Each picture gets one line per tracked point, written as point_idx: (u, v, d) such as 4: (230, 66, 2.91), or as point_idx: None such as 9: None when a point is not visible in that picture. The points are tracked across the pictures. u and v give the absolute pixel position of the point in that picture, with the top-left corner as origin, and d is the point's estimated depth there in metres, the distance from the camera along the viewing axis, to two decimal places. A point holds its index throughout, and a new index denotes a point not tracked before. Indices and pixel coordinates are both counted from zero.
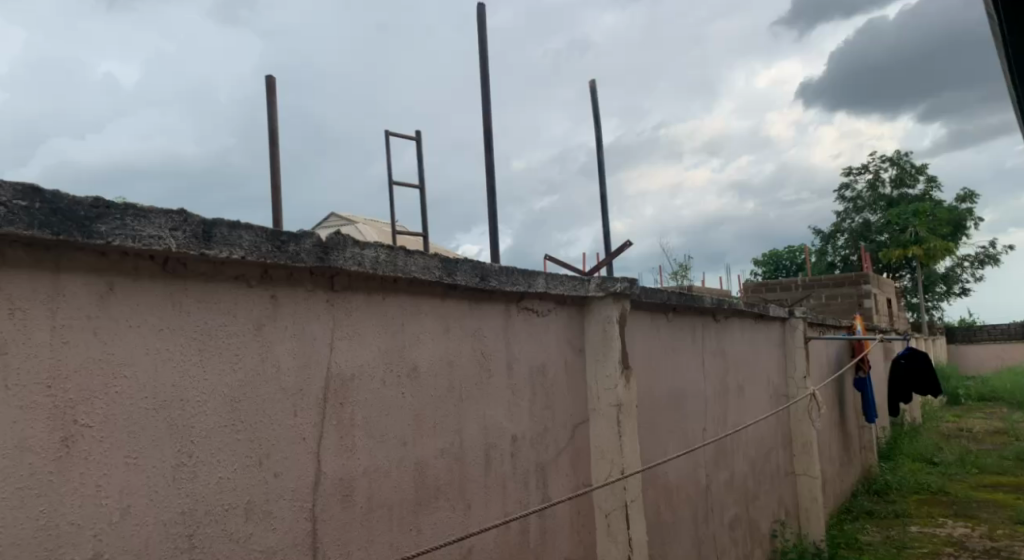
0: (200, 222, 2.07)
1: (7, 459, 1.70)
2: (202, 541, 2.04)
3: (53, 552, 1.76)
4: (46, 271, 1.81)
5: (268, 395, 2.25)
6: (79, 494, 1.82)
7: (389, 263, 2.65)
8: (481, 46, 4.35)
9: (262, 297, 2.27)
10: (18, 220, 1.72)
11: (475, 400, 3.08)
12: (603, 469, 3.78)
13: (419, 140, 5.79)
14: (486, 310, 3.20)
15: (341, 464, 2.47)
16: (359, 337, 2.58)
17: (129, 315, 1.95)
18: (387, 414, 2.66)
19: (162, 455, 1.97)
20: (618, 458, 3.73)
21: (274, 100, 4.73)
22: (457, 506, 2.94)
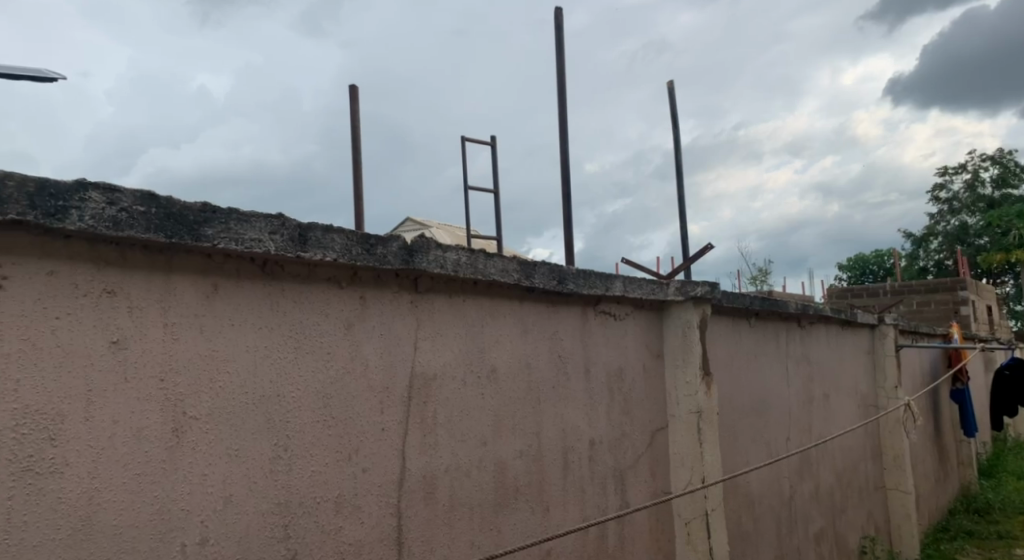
0: (296, 226, 2.17)
1: (125, 447, 1.83)
2: (297, 531, 2.15)
3: (166, 535, 1.88)
4: (159, 271, 1.94)
5: (356, 392, 2.35)
6: (188, 482, 1.93)
7: (471, 266, 2.72)
8: (559, 50, 4.41)
9: (351, 298, 2.37)
10: (137, 225, 1.84)
11: (554, 402, 3.13)
12: (682, 474, 3.78)
13: (496, 143, 5.89)
14: (564, 313, 3.25)
15: (425, 462, 2.56)
16: (441, 338, 2.67)
17: (233, 314, 2.07)
18: (468, 415, 2.74)
19: (260, 447, 2.09)
20: (698, 464, 3.73)
21: (355, 107, 4.92)
22: (536, 509, 2.99)
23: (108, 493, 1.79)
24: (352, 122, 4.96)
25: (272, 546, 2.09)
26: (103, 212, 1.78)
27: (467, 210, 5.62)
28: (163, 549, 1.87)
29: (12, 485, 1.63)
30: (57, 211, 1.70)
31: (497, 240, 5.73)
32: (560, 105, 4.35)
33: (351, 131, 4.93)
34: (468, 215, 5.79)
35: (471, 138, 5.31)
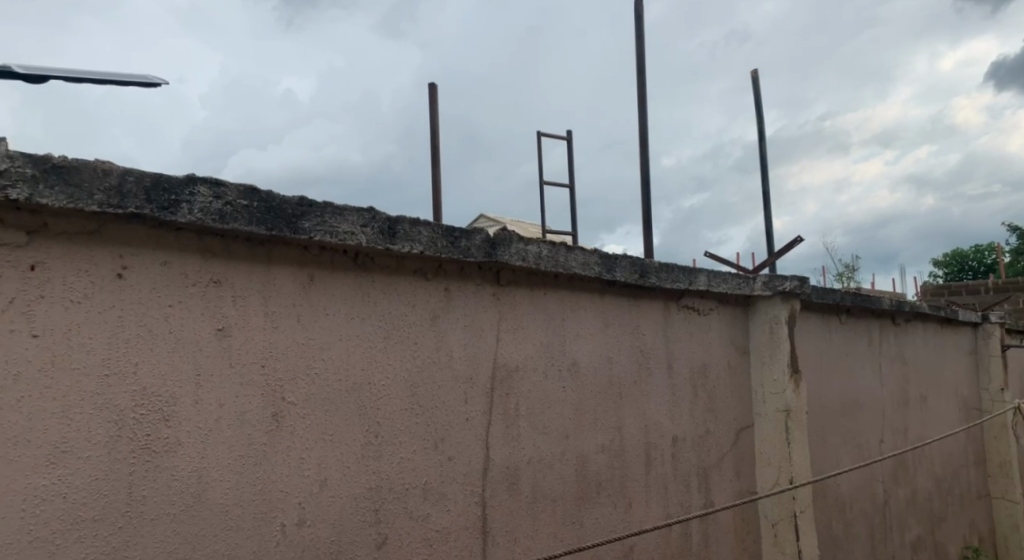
0: (386, 219, 2.23)
1: (229, 430, 1.90)
2: (386, 516, 2.22)
3: (267, 515, 1.96)
4: (260, 262, 2.01)
5: (442, 382, 2.41)
6: (286, 464, 2.01)
7: (552, 258, 2.74)
8: (640, 43, 4.38)
9: (436, 290, 2.43)
10: (241, 218, 1.91)
11: (636, 397, 3.13)
12: (768, 473, 3.72)
13: (571, 138, 5.90)
14: (646, 307, 3.24)
15: (508, 453, 2.60)
16: (523, 331, 2.70)
17: (327, 304, 2.14)
18: (550, 407, 2.77)
19: (353, 433, 2.16)
20: (786, 464, 3.67)
21: (434, 105, 5.01)
22: (618, 504, 3.00)
23: (216, 472, 1.87)
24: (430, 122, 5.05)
25: (364, 530, 2.16)
26: (211, 206, 1.85)
27: (542, 207, 5.64)
28: (265, 528, 1.96)
29: (132, 462, 1.73)
30: (169, 204, 1.78)
31: (572, 236, 5.73)
32: (640, 99, 4.33)
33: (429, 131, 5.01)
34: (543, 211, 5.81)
35: (547, 134, 5.34)
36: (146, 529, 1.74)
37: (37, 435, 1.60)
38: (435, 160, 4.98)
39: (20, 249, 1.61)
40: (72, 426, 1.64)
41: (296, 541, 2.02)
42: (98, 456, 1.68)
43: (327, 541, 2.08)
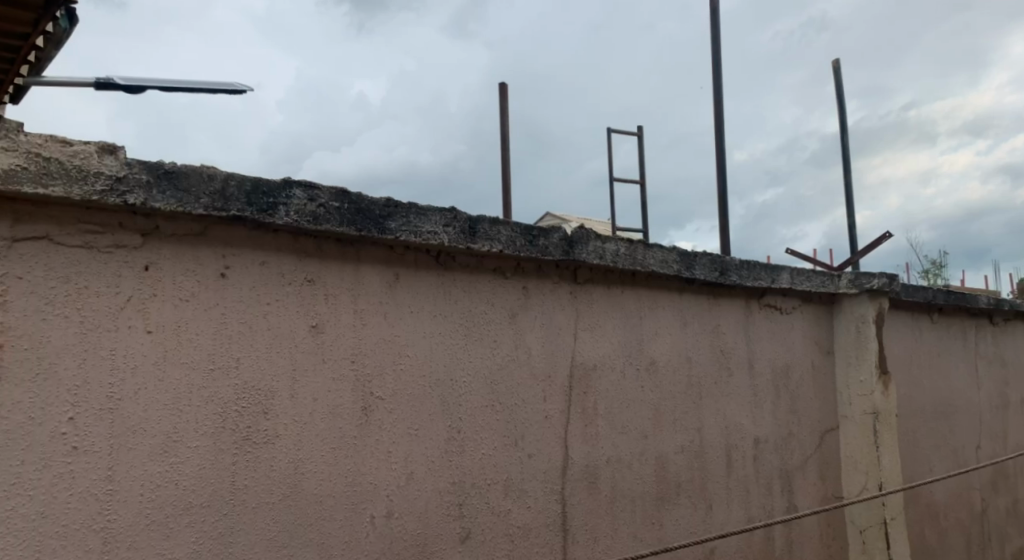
0: (467, 219, 2.27)
1: (323, 423, 1.98)
2: (469, 511, 2.27)
3: (358, 506, 2.03)
4: (350, 261, 2.08)
5: (522, 380, 2.45)
6: (375, 458, 2.08)
7: (630, 256, 2.74)
8: (716, 38, 4.33)
9: (515, 288, 2.47)
10: (333, 219, 1.97)
11: (716, 397, 3.11)
12: (855, 478, 3.63)
13: (641, 134, 5.88)
14: (725, 306, 3.21)
15: (588, 452, 2.62)
16: (601, 329, 2.71)
17: (411, 302, 2.20)
18: (629, 407, 2.77)
19: (437, 428, 2.22)
20: (875, 470, 3.58)
21: (504, 105, 5.06)
22: (699, 506, 2.99)
23: (310, 463, 1.94)
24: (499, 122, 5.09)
25: (449, 524, 2.22)
26: (305, 208, 1.93)
27: (613, 204, 5.64)
28: (356, 519, 2.02)
29: (235, 452, 1.81)
30: (268, 207, 1.86)
31: (643, 234, 5.70)
32: (716, 94, 4.28)
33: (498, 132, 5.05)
34: (613, 208, 5.80)
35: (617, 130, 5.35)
36: (248, 517, 1.82)
37: (152, 425, 1.69)
38: (506, 160, 5.02)
39: (136, 250, 1.70)
40: (182, 418, 1.73)
41: (385, 532, 2.08)
42: (205, 446, 1.76)
43: (414, 533, 2.14)
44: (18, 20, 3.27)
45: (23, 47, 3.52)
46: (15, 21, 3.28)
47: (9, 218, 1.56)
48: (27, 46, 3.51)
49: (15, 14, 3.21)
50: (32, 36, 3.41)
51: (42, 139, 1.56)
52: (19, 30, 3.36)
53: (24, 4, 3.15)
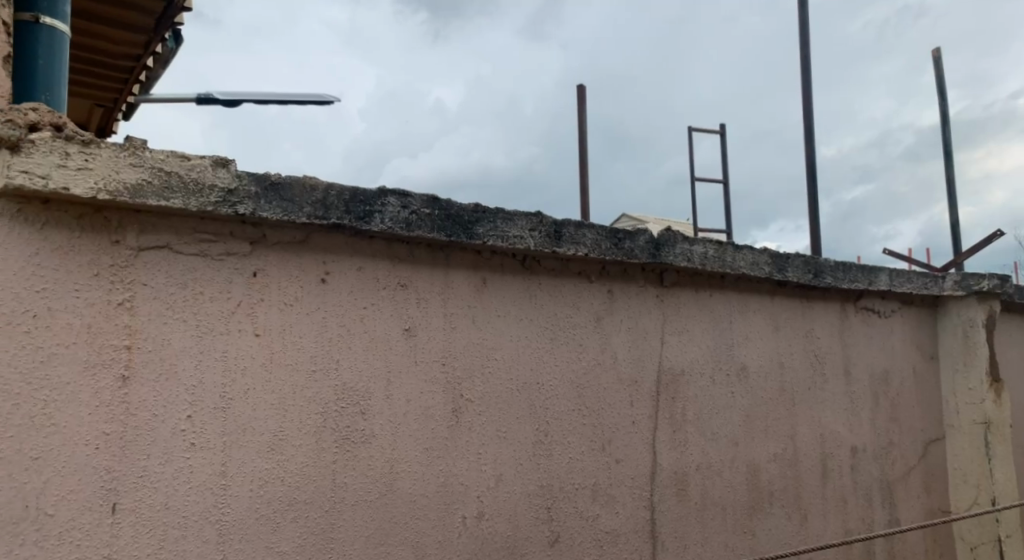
0: (552, 223, 2.29)
1: (416, 424, 2.03)
2: (558, 514, 2.29)
3: (449, 507, 2.08)
4: (440, 266, 2.13)
5: (608, 385, 2.46)
6: (466, 460, 2.12)
7: (719, 258, 2.72)
8: (806, 32, 4.24)
9: (600, 291, 2.48)
10: (425, 225, 2.03)
11: (810, 404, 3.05)
12: (966, 492, 3.47)
13: (725, 133, 5.81)
14: (819, 310, 3.15)
15: (676, 458, 2.61)
16: (688, 333, 2.70)
17: (499, 306, 2.24)
18: (719, 413, 2.75)
19: (525, 431, 2.25)
20: (987, 483, 3.40)
21: (585, 107, 5.09)
22: (794, 517, 2.94)
23: (405, 462, 2.00)
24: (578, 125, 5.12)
25: (538, 527, 2.25)
26: (399, 215, 1.99)
27: (697, 205, 5.60)
28: (448, 519, 2.07)
29: (335, 451, 1.88)
30: (363, 215, 1.93)
31: (728, 236, 5.62)
32: (807, 91, 4.19)
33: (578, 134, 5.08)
34: (697, 209, 5.75)
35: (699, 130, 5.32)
36: (347, 514, 1.89)
37: (260, 424, 1.77)
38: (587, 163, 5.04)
39: (245, 257, 1.79)
40: (287, 417, 1.81)
41: (476, 534, 2.12)
42: (308, 445, 1.84)
43: (504, 535, 2.18)
44: (130, 42, 3.48)
45: (133, 67, 3.75)
46: (127, 43, 3.49)
47: (134, 229, 1.66)
48: (137, 67, 3.74)
49: (128, 36, 3.43)
50: (142, 58, 3.62)
51: (164, 155, 1.65)
52: (130, 52, 3.58)
53: (135, 27, 3.35)
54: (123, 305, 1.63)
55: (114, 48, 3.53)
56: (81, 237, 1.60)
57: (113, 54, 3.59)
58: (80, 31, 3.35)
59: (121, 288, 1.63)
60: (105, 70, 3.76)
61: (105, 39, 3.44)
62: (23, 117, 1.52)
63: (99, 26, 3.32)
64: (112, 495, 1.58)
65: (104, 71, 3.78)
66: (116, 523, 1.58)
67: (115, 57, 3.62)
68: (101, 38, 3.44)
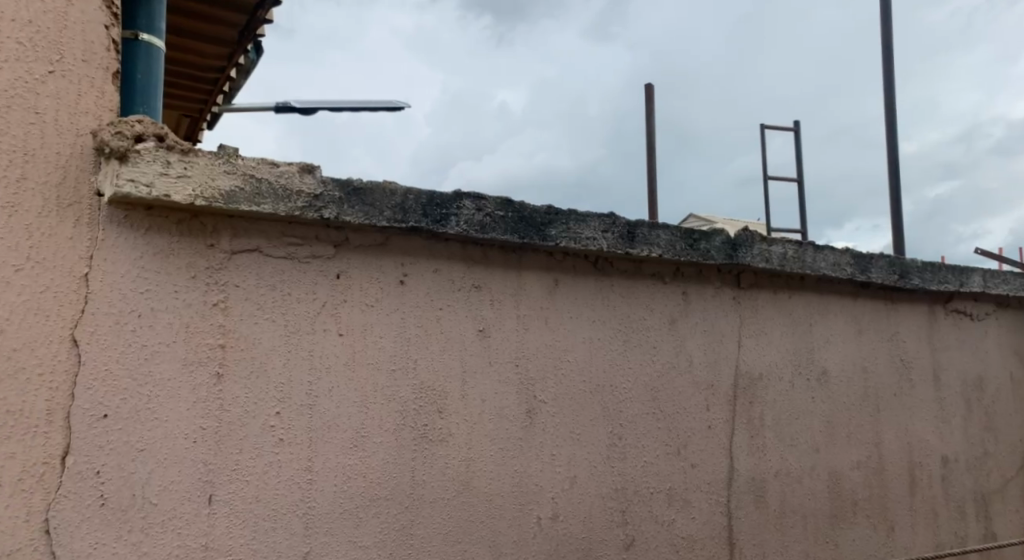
0: (625, 224, 2.30)
1: (490, 424, 2.07)
2: (633, 518, 2.30)
3: (524, 507, 2.10)
4: (513, 268, 2.16)
5: (683, 388, 2.45)
6: (540, 460, 2.14)
7: (798, 259, 2.68)
8: (888, 26, 4.13)
9: (675, 293, 2.47)
10: (498, 228, 2.06)
11: (896, 410, 2.97)
12: None
13: (799, 130, 5.71)
14: (904, 312, 3.07)
15: (754, 464, 2.58)
16: (766, 336, 2.67)
17: (572, 307, 2.25)
18: (798, 418, 2.71)
19: (599, 433, 2.26)
20: None
21: (654, 106, 5.07)
22: (877, 525, 2.87)
23: (481, 462, 2.04)
24: (648, 126, 5.10)
25: (613, 530, 2.26)
26: (473, 218, 2.02)
27: (770, 205, 5.51)
28: (524, 519, 2.10)
29: (414, 449, 1.93)
30: (440, 218, 1.97)
31: (804, 236, 5.51)
32: (889, 86, 4.08)
33: (648, 135, 5.06)
34: (771, 209, 5.65)
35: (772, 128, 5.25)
36: (426, 511, 1.94)
37: (343, 421, 1.83)
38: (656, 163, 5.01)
39: (329, 260, 1.85)
40: (368, 414, 1.87)
41: (552, 535, 2.15)
42: (388, 442, 1.89)
43: (579, 537, 2.19)
44: (216, 55, 3.63)
45: (218, 78, 3.90)
46: (213, 56, 3.64)
47: (228, 233, 1.73)
48: (222, 78, 3.89)
49: (214, 49, 3.57)
50: (226, 69, 3.77)
51: (255, 162, 1.72)
52: (215, 63, 3.73)
53: (221, 40, 3.49)
54: (218, 306, 1.70)
55: (201, 61, 3.68)
56: (180, 241, 1.68)
57: (200, 66, 3.75)
58: (170, 46, 3.51)
59: (216, 289, 1.71)
60: (191, 81, 3.93)
61: (193, 52, 3.59)
62: (131, 128, 1.59)
63: (188, 40, 3.47)
64: (209, 487, 1.66)
65: (190, 83, 3.94)
66: (212, 514, 1.66)
67: (201, 69, 3.78)
68: (188, 51, 3.59)
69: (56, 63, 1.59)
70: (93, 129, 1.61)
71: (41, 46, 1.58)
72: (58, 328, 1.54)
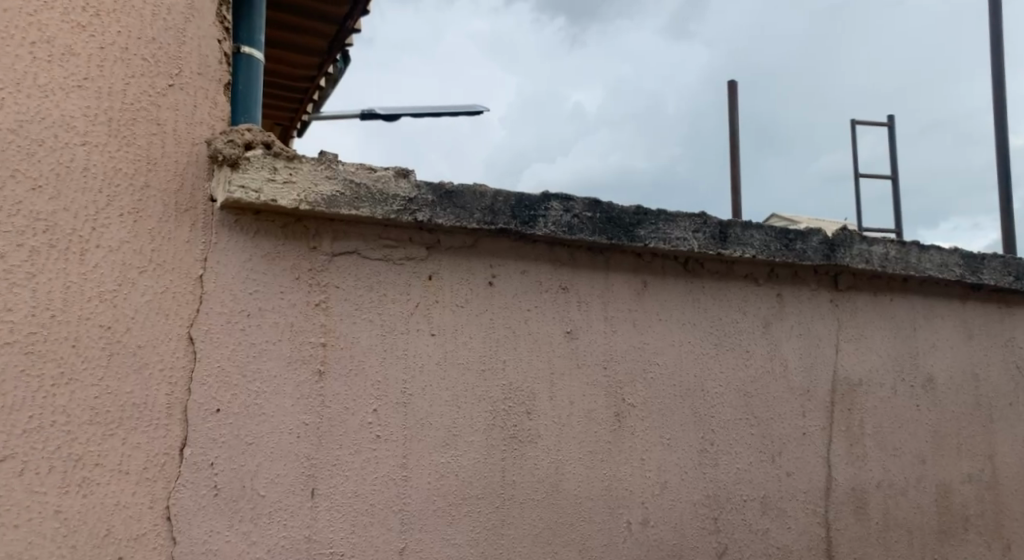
0: (717, 224, 2.28)
1: (579, 426, 2.08)
2: (726, 526, 2.27)
3: (614, 511, 2.10)
4: (601, 269, 2.17)
5: (778, 393, 2.40)
6: (630, 465, 2.14)
7: (902, 259, 2.60)
8: (995, 15, 3.96)
9: (769, 295, 2.43)
10: (586, 229, 2.07)
11: (1010, 421, 2.84)
12: None
13: (894, 125, 5.52)
14: (1020, 316, 2.93)
15: (855, 474, 2.51)
16: (866, 340, 2.59)
17: (661, 309, 2.24)
18: (901, 427, 2.62)
19: (690, 439, 2.24)
20: None
21: (737, 101, 4.99)
22: (989, 541, 2.75)
23: (570, 464, 2.05)
24: (732, 124, 5.02)
25: (705, 537, 2.23)
26: (561, 220, 2.04)
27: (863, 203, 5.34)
28: (614, 523, 2.10)
29: (504, 449, 1.96)
30: (529, 219, 2.00)
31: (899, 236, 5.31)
32: (996, 79, 3.91)
33: (732, 133, 4.99)
34: (864, 208, 5.48)
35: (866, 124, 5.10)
36: (517, 511, 1.96)
37: (436, 420, 1.88)
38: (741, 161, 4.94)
39: (421, 262, 1.90)
40: (460, 414, 1.91)
41: (642, 540, 2.14)
42: (479, 441, 1.93)
43: (670, 543, 2.18)
44: (307, 65, 3.76)
45: (308, 88, 4.04)
46: (305, 66, 3.77)
47: (328, 237, 1.80)
48: (312, 87, 4.02)
49: (305, 60, 3.70)
50: (317, 78, 3.90)
51: (353, 168, 1.78)
52: (306, 74, 3.86)
53: (312, 50, 3.61)
54: (319, 306, 1.77)
55: (293, 71, 3.82)
56: (285, 243, 1.75)
57: (291, 76, 3.89)
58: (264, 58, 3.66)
59: (317, 290, 1.77)
60: (284, 91, 4.08)
61: (285, 62, 3.73)
62: (240, 137, 1.68)
63: (281, 51, 3.61)
64: (312, 481, 1.72)
65: (283, 92, 4.09)
66: (315, 507, 1.72)
67: (293, 79, 3.92)
68: (281, 62, 3.73)
69: (175, 76, 1.68)
70: (207, 139, 1.69)
71: (162, 61, 1.67)
72: (176, 326, 1.63)
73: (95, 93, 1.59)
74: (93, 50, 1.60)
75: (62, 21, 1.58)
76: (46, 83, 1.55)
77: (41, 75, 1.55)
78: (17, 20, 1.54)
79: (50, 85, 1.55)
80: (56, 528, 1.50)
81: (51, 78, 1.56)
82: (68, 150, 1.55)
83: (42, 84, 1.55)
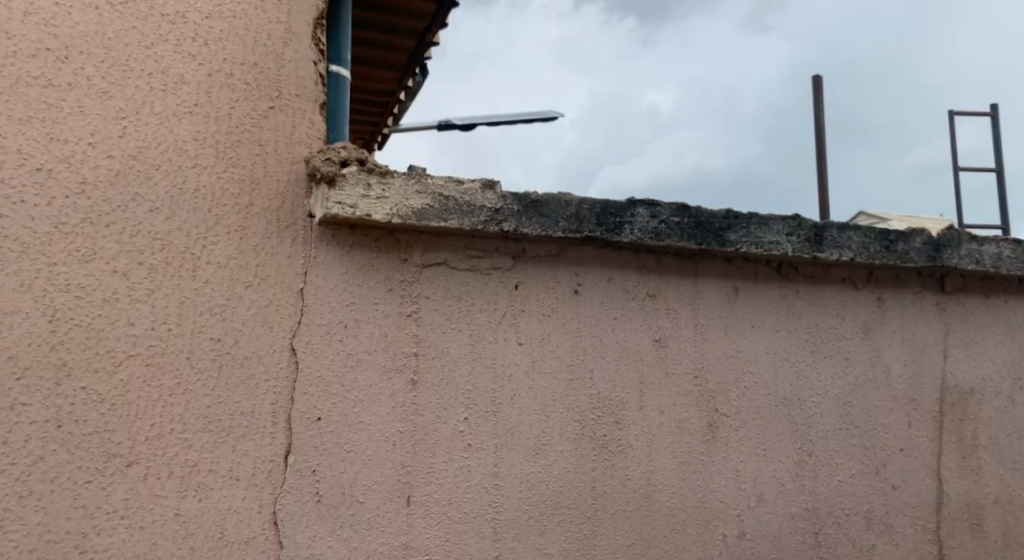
0: (812, 226, 2.22)
1: (670, 436, 2.06)
2: (827, 540, 2.21)
3: (709, 523, 2.07)
4: (690, 274, 2.15)
5: (881, 402, 2.32)
6: (724, 476, 2.11)
7: (1016, 259, 2.48)
8: None
9: (868, 299, 2.35)
10: (674, 234, 2.05)
11: None
12: None
13: (997, 115, 5.27)
14: None
15: (968, 489, 2.40)
16: (978, 346, 2.48)
17: (753, 315, 2.20)
18: (1020, 438, 2.49)
19: (787, 449, 2.19)
20: None
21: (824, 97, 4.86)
22: None
23: (662, 475, 2.04)
24: (818, 120, 4.89)
25: (804, 551, 2.18)
26: (648, 225, 2.03)
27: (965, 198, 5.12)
28: (709, 536, 2.07)
29: (595, 458, 1.96)
30: (614, 226, 2.00)
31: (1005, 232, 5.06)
32: None
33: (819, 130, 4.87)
34: (967, 204, 5.25)
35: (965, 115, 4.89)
36: (609, 522, 1.96)
37: (526, 428, 1.89)
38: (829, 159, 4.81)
39: (508, 271, 1.92)
40: (549, 423, 1.92)
41: (739, 552, 2.10)
42: (568, 450, 1.93)
43: (768, 556, 2.14)
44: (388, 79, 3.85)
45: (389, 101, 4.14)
46: (385, 80, 3.87)
47: (419, 248, 1.84)
48: (392, 101, 4.13)
49: (386, 75, 3.80)
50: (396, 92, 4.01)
51: (443, 181, 1.82)
52: (387, 87, 3.96)
53: (392, 65, 3.71)
54: (411, 316, 1.81)
55: (374, 85, 3.92)
56: (378, 257, 1.80)
57: (373, 90, 3.99)
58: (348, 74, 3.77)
59: (409, 301, 1.82)
60: (365, 105, 4.19)
61: (366, 77, 3.84)
62: (336, 155, 1.74)
63: (362, 66, 3.72)
64: (407, 489, 1.76)
65: (365, 106, 4.21)
66: (411, 515, 1.76)
67: (374, 92, 4.03)
68: (363, 77, 3.84)
69: (276, 99, 1.76)
70: (305, 157, 1.76)
71: (264, 85, 1.75)
72: (279, 338, 1.69)
73: (204, 118, 1.68)
74: (202, 77, 1.69)
75: (175, 52, 1.67)
76: (160, 110, 1.65)
77: (156, 103, 1.64)
78: (136, 53, 1.64)
79: (164, 112, 1.65)
80: (176, 530, 1.58)
81: (165, 105, 1.65)
82: (181, 173, 1.65)
83: (158, 111, 1.64)
